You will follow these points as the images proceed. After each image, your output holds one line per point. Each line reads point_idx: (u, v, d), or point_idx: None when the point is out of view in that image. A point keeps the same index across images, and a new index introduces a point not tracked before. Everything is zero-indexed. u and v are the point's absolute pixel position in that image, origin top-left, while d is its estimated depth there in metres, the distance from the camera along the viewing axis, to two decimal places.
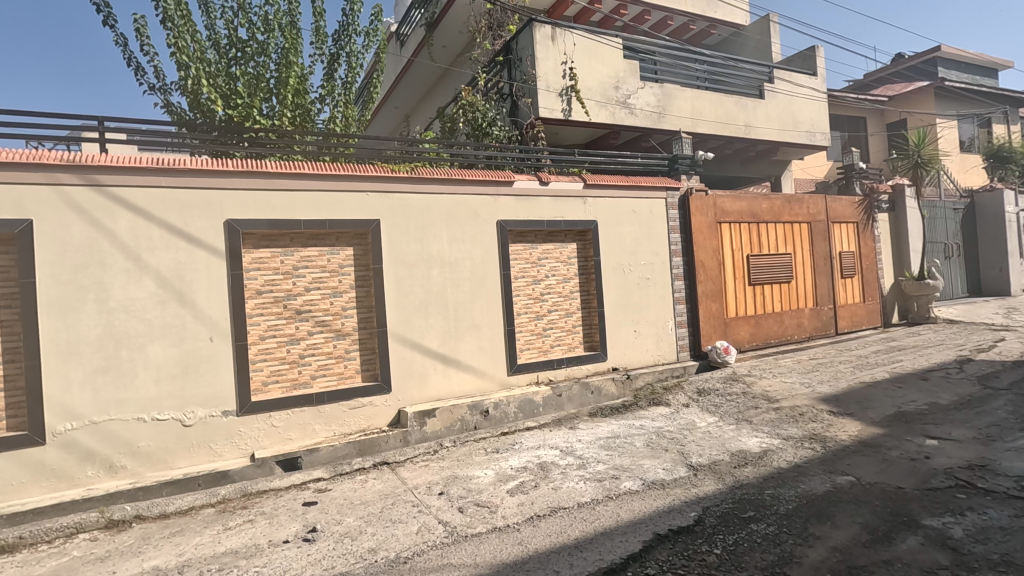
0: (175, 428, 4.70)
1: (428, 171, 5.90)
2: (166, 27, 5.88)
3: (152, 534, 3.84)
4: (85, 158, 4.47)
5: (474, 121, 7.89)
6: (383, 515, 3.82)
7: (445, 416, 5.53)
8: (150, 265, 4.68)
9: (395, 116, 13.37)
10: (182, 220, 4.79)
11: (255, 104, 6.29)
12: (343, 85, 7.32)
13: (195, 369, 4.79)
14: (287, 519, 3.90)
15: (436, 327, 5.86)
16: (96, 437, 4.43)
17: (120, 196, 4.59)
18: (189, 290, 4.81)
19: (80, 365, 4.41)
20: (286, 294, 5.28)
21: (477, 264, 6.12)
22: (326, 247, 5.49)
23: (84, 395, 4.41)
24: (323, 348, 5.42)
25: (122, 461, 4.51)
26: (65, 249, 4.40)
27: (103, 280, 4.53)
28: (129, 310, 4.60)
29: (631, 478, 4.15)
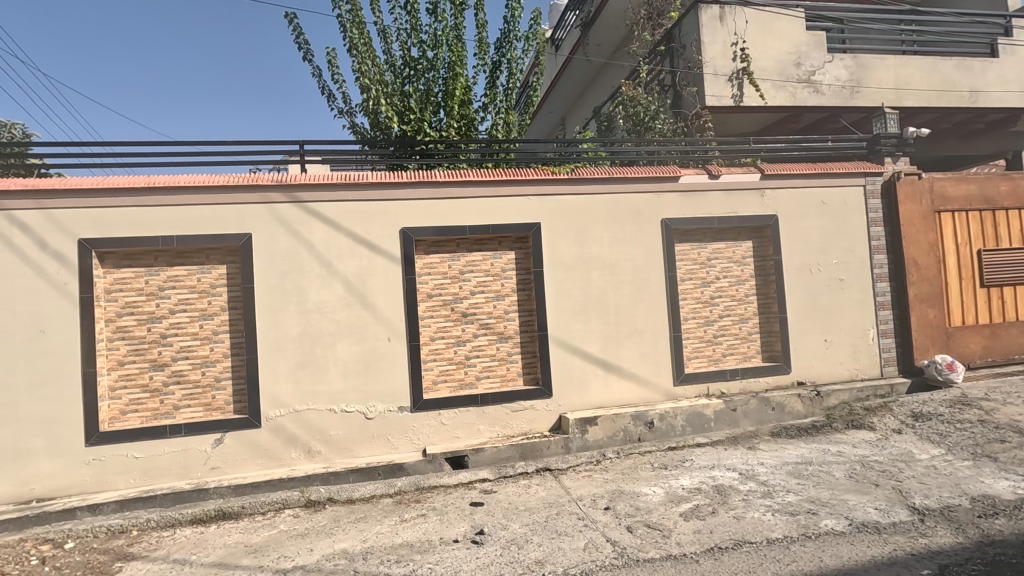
0: (359, 420, 5.13)
1: (588, 171, 5.73)
2: (352, 55, 6.56)
3: (342, 518, 4.21)
4: (290, 179, 5.10)
5: (635, 116, 7.58)
6: (548, 525, 3.72)
7: (608, 425, 5.30)
8: (339, 270, 5.18)
9: (550, 120, 13.48)
10: (364, 229, 5.23)
11: (425, 118, 6.72)
12: (504, 92, 7.53)
13: (375, 367, 5.19)
14: (457, 518, 4.00)
15: (597, 331, 5.66)
16: (297, 423, 5.02)
17: (315, 210, 5.14)
18: (370, 294, 5.23)
19: (284, 359, 5.03)
20: (453, 297, 5.50)
21: (640, 266, 5.80)
22: (489, 252, 5.61)
23: (288, 385, 5.02)
24: (487, 350, 5.55)
25: (318, 447, 5.05)
26: (274, 257, 5.06)
27: (302, 285, 5.11)
28: (322, 311, 5.13)
29: (832, 515, 3.52)
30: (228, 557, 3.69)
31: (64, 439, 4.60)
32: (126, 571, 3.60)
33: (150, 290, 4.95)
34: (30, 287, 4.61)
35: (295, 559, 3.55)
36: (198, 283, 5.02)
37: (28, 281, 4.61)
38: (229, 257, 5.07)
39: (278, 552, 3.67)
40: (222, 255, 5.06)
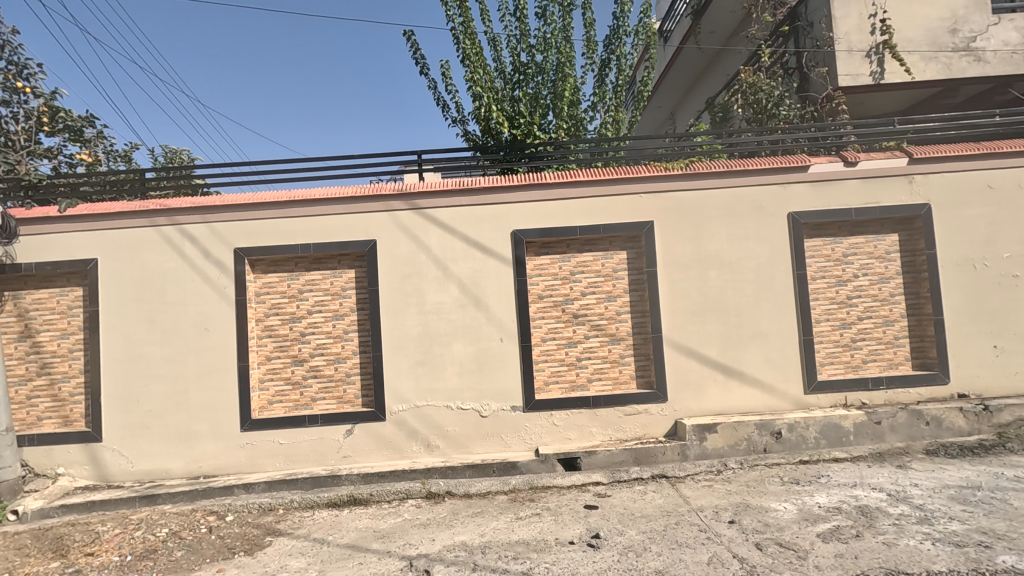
0: (474, 417, 5.30)
1: (705, 165, 5.45)
2: (465, 66, 6.82)
3: (460, 511, 4.37)
4: (409, 187, 5.41)
5: (757, 104, 7.06)
6: (667, 535, 3.58)
7: (729, 434, 4.99)
8: (454, 273, 5.39)
9: (659, 115, 13.06)
10: (478, 233, 5.40)
11: (535, 121, 6.83)
12: (613, 89, 7.43)
13: (489, 367, 5.33)
14: (571, 519, 3.98)
15: (715, 334, 5.36)
16: (417, 418, 5.29)
17: (432, 216, 5.40)
18: (484, 295, 5.38)
19: (406, 357, 5.33)
20: (564, 298, 5.51)
21: (764, 264, 5.40)
22: (600, 252, 5.54)
23: (409, 382, 5.31)
24: (599, 352, 5.48)
25: (436, 441, 5.29)
26: (395, 262, 5.38)
27: (421, 287, 5.39)
28: (439, 312, 5.37)
29: (1011, 551, 3.02)
30: (359, 540, 3.98)
31: (224, 424, 5.25)
32: (275, 545, 4.01)
33: (291, 293, 5.50)
34: (198, 291, 5.32)
35: (419, 547, 3.74)
36: (331, 286, 5.49)
37: (196, 286, 5.32)
38: (357, 262, 5.49)
39: (403, 539, 3.90)
40: (351, 260, 5.49)
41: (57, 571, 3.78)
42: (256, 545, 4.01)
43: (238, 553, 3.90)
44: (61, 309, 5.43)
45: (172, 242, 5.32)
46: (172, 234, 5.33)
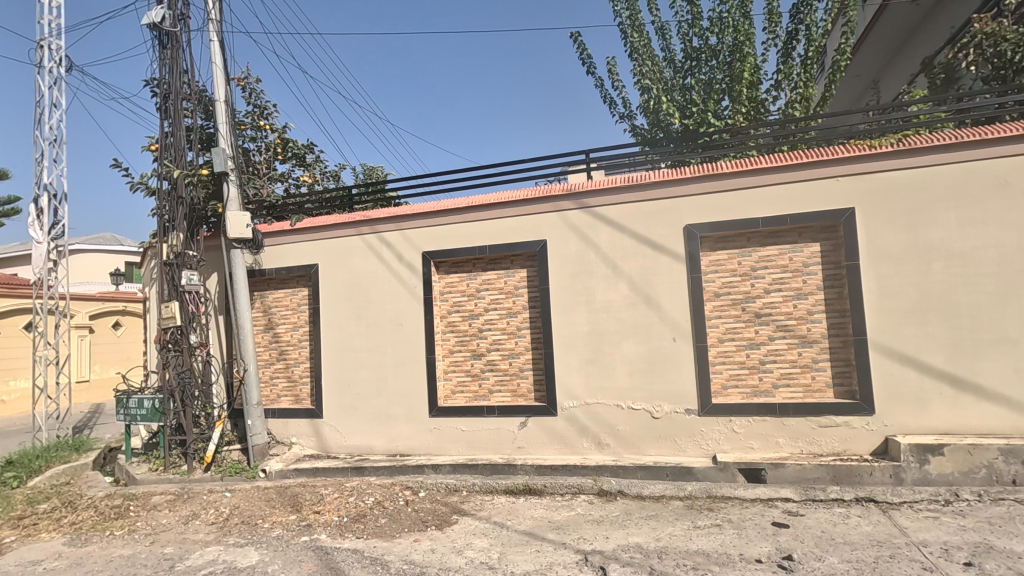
0: (646, 418, 5.18)
1: (924, 139, 4.62)
2: (634, 59, 6.85)
3: (633, 512, 4.31)
4: (578, 187, 5.47)
5: (997, 58, 5.78)
6: (879, 568, 3.12)
7: (960, 458, 4.18)
8: (624, 271, 5.32)
9: (858, 85, 11.45)
10: (648, 229, 5.25)
11: (709, 109, 6.54)
12: (801, 62, 6.81)
13: (661, 367, 5.16)
14: (757, 535, 3.69)
15: (940, 338, 4.52)
16: (588, 416, 5.34)
17: (601, 214, 5.40)
18: (655, 293, 5.23)
19: (576, 355, 5.41)
20: (744, 296, 5.11)
21: (1009, 254, 4.41)
22: (787, 245, 5.03)
23: (580, 379, 5.38)
24: (786, 355, 4.98)
25: (607, 440, 5.28)
26: (565, 260, 5.49)
27: (590, 286, 5.42)
28: (608, 311, 5.35)
29: None
30: (535, 528, 4.15)
31: (416, 409, 5.87)
32: (461, 523, 4.37)
33: (470, 292, 5.94)
34: (393, 291, 6.01)
35: (593, 544, 3.78)
36: (505, 285, 5.80)
37: (392, 286, 6.02)
38: (528, 262, 5.72)
39: (578, 534, 3.97)
40: (523, 260, 5.74)
41: (296, 523, 4.59)
42: (445, 522, 4.41)
43: (430, 527, 4.34)
44: (293, 306, 6.57)
45: (373, 248, 6.09)
46: (373, 241, 6.10)
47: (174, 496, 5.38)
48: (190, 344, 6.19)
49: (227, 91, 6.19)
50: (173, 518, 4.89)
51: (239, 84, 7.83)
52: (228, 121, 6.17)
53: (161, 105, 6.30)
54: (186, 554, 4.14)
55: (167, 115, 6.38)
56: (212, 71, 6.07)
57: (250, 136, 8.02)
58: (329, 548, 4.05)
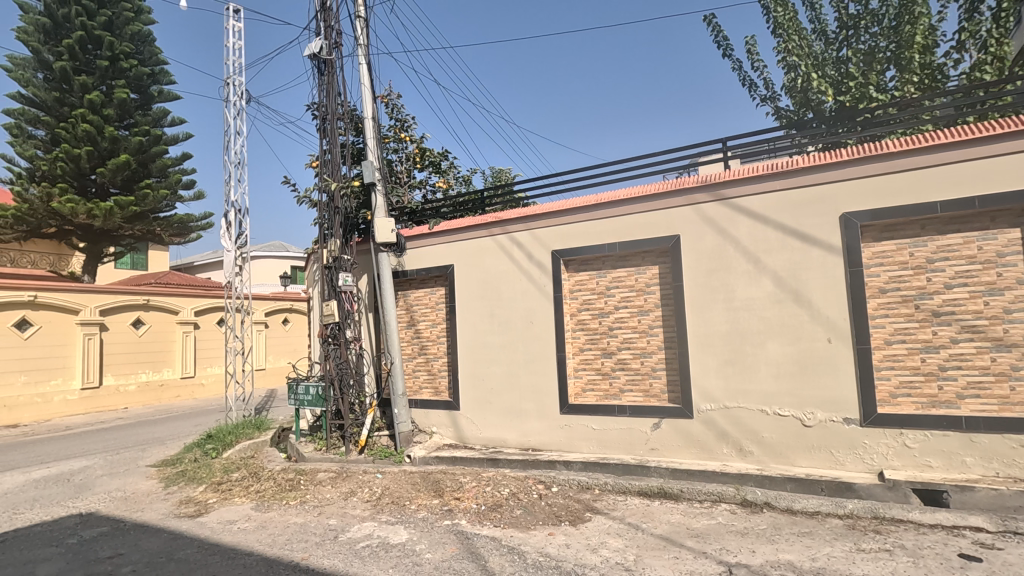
0: (795, 426, 4.76)
1: None
2: (778, 35, 6.48)
3: (783, 527, 3.98)
4: (714, 178, 5.18)
5: None
6: None
7: None
8: (768, 266, 4.93)
9: None
10: (796, 219, 4.81)
11: (870, 81, 5.96)
12: (990, 18, 5.97)
13: (814, 370, 4.71)
14: (939, 567, 3.21)
15: None
16: (728, 420, 5.03)
17: (741, 205, 5.05)
18: (805, 289, 4.77)
19: (714, 355, 5.13)
20: (917, 292, 4.48)
21: None
22: (974, 232, 4.32)
23: (718, 381, 5.09)
24: (974, 360, 4.29)
25: (750, 447, 4.93)
26: (701, 255, 5.22)
27: (729, 282, 5.10)
28: (751, 309, 4.99)
29: None
30: (673, 534, 4.01)
31: (547, 406, 5.97)
32: (595, 522, 4.36)
33: (600, 290, 5.90)
34: (524, 289, 6.16)
35: (737, 556, 3.56)
36: (636, 283, 5.68)
37: (522, 284, 6.18)
38: (661, 258, 5.53)
39: (720, 544, 3.76)
40: (655, 257, 5.57)
41: (438, 507, 4.91)
42: (579, 519, 4.44)
43: (564, 522, 4.39)
44: (432, 304, 7.03)
45: (504, 248, 6.30)
46: (504, 242, 6.31)
47: (335, 474, 6.03)
48: (346, 338, 6.90)
49: (373, 108, 6.79)
50: (335, 493, 5.49)
51: (383, 101, 8.57)
52: (375, 136, 6.76)
53: (320, 125, 7.10)
54: (347, 526, 4.63)
55: (325, 135, 7.18)
56: (362, 91, 6.70)
57: (393, 148, 8.74)
58: (470, 533, 4.28)
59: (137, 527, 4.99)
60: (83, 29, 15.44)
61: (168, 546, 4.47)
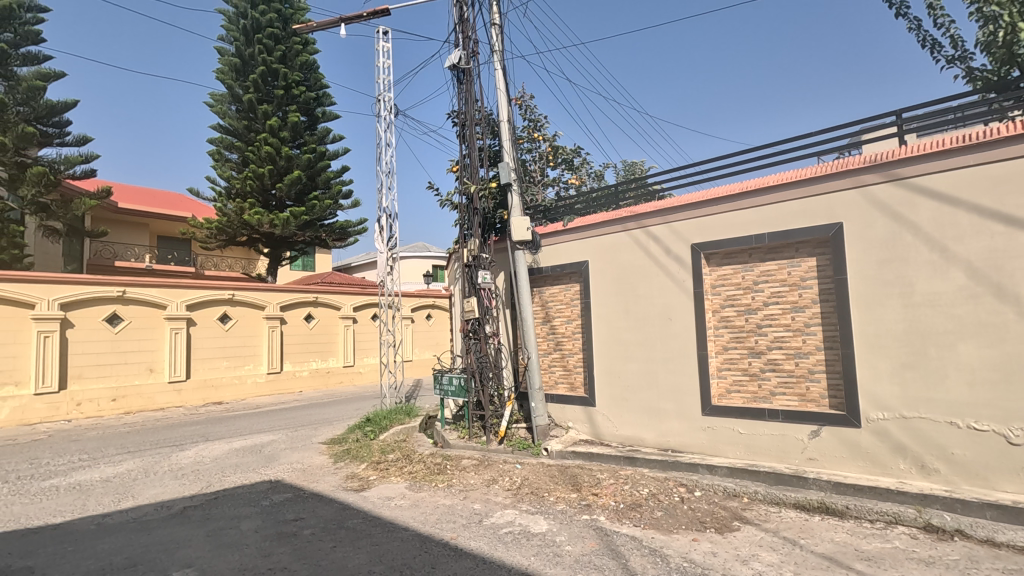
0: (997, 443, 4.04)
1: None
2: None
3: (982, 561, 3.41)
4: (885, 156, 4.58)
5: None
6: None
7: None
8: (959, 255, 4.23)
9: None
10: (997, 199, 4.07)
11: None
12: None
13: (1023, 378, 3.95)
14: None
15: None
16: (906, 432, 4.42)
17: (921, 185, 4.39)
18: (1010, 281, 4.02)
19: (887, 358, 4.53)
20: None
21: None
22: None
23: (893, 388, 4.49)
24: None
25: (936, 464, 4.28)
26: (871, 245, 4.64)
27: (907, 274, 4.46)
28: (936, 305, 4.32)
29: None
30: (838, 554, 3.63)
31: (688, 406, 5.72)
32: (744, 532, 4.10)
33: (746, 284, 5.51)
34: (662, 284, 5.96)
35: None
36: (788, 277, 5.21)
37: (660, 280, 5.98)
38: (819, 249, 5.01)
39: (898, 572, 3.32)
40: (811, 248, 5.06)
41: (577, 501, 4.95)
42: (725, 527, 4.20)
43: (709, 529, 4.19)
44: (566, 300, 7.09)
45: (640, 242, 6.14)
46: (639, 236, 6.16)
47: (478, 461, 6.37)
48: (485, 333, 7.24)
49: (508, 111, 7.02)
50: (478, 480, 5.80)
51: (518, 103, 8.84)
52: (510, 138, 6.99)
53: (459, 132, 7.52)
54: (490, 512, 4.87)
55: (464, 140, 7.58)
56: (498, 96, 6.97)
57: (527, 148, 8.97)
58: (609, 530, 4.27)
59: (314, 496, 5.74)
60: (264, 65, 18.00)
61: (339, 515, 5.07)
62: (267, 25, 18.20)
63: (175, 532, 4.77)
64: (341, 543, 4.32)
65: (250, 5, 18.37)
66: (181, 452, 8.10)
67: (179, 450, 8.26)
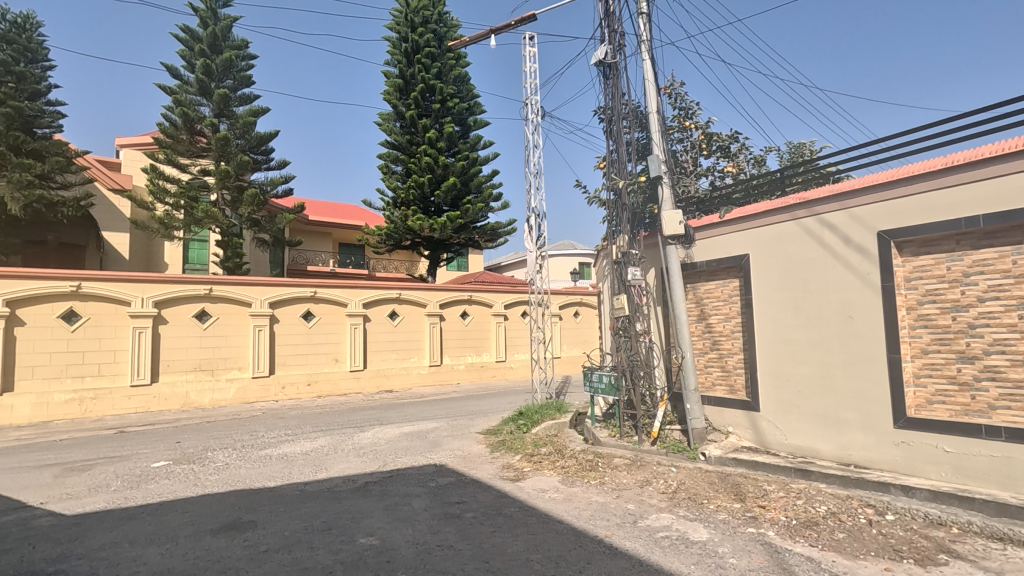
0: None
1: None
2: None
3: None
4: None
5: None
6: None
7: None
8: None
9: None
10: None
11: None
12: None
13: None
14: None
15: None
16: None
17: None
18: None
19: None
20: None
21: None
22: None
23: None
24: None
25: None
26: None
27: None
28: None
29: None
30: None
31: (875, 416, 5.02)
32: (954, 568, 3.49)
33: (953, 277, 4.68)
34: (841, 278, 5.29)
35: None
36: (1013, 266, 4.32)
37: (838, 273, 5.31)
38: None
39: None
40: None
41: (741, 512, 4.62)
42: (929, 559, 3.61)
43: (906, 560, 3.63)
44: (724, 297, 6.65)
45: (812, 232, 5.52)
46: (811, 225, 5.54)
47: (630, 461, 6.25)
48: (636, 331, 7.09)
49: (657, 101, 6.77)
50: (632, 480, 5.70)
51: (667, 92, 8.51)
52: (660, 129, 6.74)
53: (606, 127, 7.44)
54: (645, 514, 4.77)
55: (611, 136, 7.48)
56: (646, 86, 6.76)
57: (678, 137, 8.58)
58: (780, 547, 3.92)
59: (474, 482, 6.12)
60: (423, 83, 19.60)
61: (497, 502, 5.35)
62: (425, 45, 19.79)
63: (360, 503, 5.43)
64: (500, 529, 4.56)
65: (410, 29, 20.12)
66: (362, 434, 9.17)
67: (360, 431, 9.39)
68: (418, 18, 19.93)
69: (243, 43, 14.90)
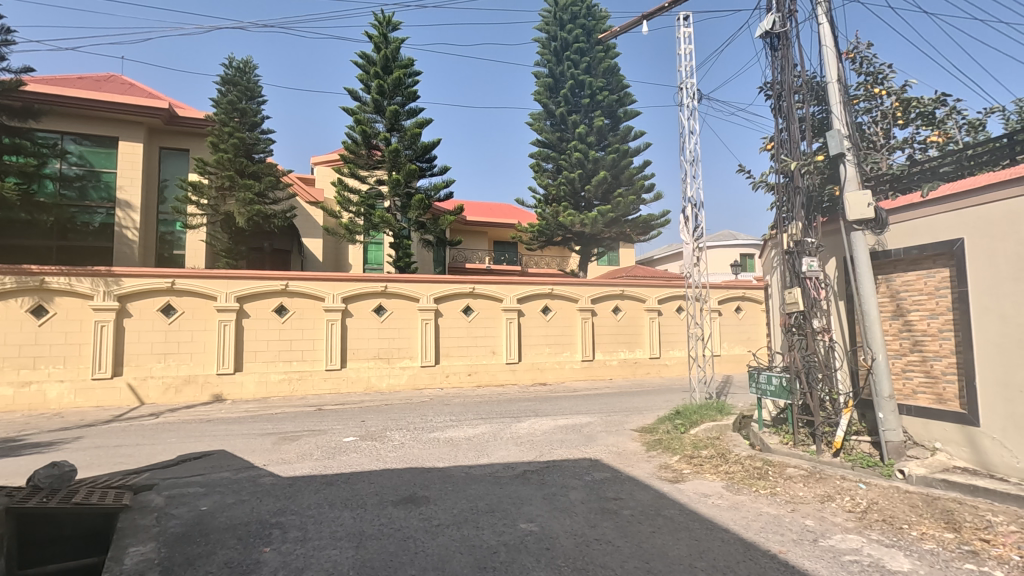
0: None
1: None
2: None
3: None
4: None
5: None
6: None
7: None
8: None
9: None
10: None
11: None
12: None
13: None
14: None
15: None
16: None
17: None
18: None
19: None
20: None
21: None
22: None
23: None
24: None
25: None
26: None
27: None
28: None
29: None
30: None
31: None
32: None
33: None
34: None
35: None
36: None
37: None
38: None
39: None
40: None
41: (955, 544, 3.92)
42: None
43: None
44: (929, 290, 5.67)
45: None
46: None
47: (807, 472, 5.63)
48: (812, 328, 6.34)
49: (838, 68, 5.98)
50: (810, 493, 5.15)
51: (850, 58, 7.47)
52: (842, 100, 5.94)
53: (775, 104, 6.78)
54: (827, 533, 4.27)
55: (781, 113, 6.80)
56: (823, 53, 6.01)
57: (865, 108, 7.52)
58: None
59: (630, 479, 6.04)
60: (573, 79, 19.97)
61: (656, 502, 5.21)
62: (574, 40, 20.18)
63: (519, 489, 5.68)
64: (660, 530, 4.44)
65: (559, 27, 20.53)
66: (518, 424, 9.57)
67: (517, 421, 9.79)
68: (567, 15, 20.39)
69: (409, 62, 16.36)
